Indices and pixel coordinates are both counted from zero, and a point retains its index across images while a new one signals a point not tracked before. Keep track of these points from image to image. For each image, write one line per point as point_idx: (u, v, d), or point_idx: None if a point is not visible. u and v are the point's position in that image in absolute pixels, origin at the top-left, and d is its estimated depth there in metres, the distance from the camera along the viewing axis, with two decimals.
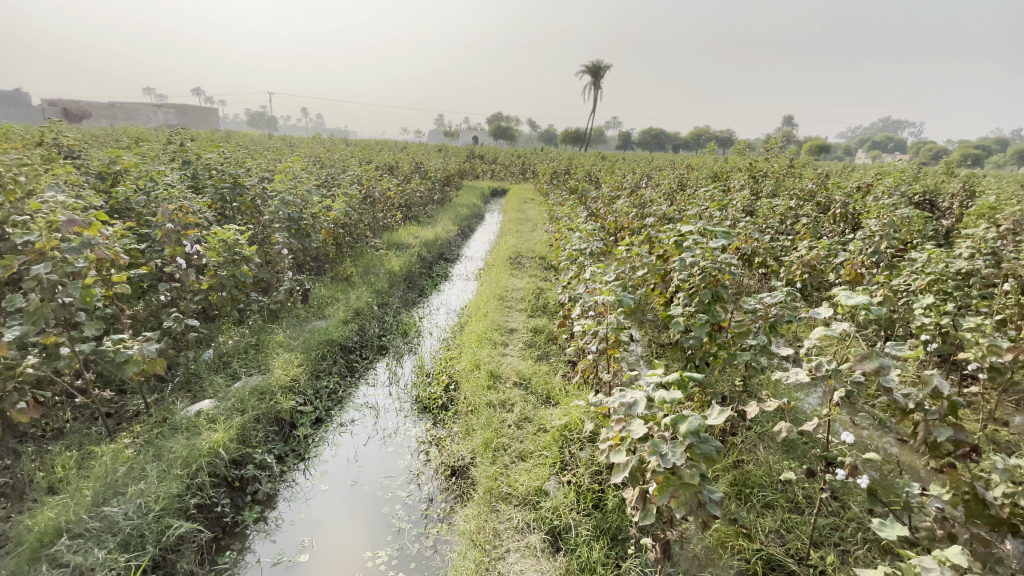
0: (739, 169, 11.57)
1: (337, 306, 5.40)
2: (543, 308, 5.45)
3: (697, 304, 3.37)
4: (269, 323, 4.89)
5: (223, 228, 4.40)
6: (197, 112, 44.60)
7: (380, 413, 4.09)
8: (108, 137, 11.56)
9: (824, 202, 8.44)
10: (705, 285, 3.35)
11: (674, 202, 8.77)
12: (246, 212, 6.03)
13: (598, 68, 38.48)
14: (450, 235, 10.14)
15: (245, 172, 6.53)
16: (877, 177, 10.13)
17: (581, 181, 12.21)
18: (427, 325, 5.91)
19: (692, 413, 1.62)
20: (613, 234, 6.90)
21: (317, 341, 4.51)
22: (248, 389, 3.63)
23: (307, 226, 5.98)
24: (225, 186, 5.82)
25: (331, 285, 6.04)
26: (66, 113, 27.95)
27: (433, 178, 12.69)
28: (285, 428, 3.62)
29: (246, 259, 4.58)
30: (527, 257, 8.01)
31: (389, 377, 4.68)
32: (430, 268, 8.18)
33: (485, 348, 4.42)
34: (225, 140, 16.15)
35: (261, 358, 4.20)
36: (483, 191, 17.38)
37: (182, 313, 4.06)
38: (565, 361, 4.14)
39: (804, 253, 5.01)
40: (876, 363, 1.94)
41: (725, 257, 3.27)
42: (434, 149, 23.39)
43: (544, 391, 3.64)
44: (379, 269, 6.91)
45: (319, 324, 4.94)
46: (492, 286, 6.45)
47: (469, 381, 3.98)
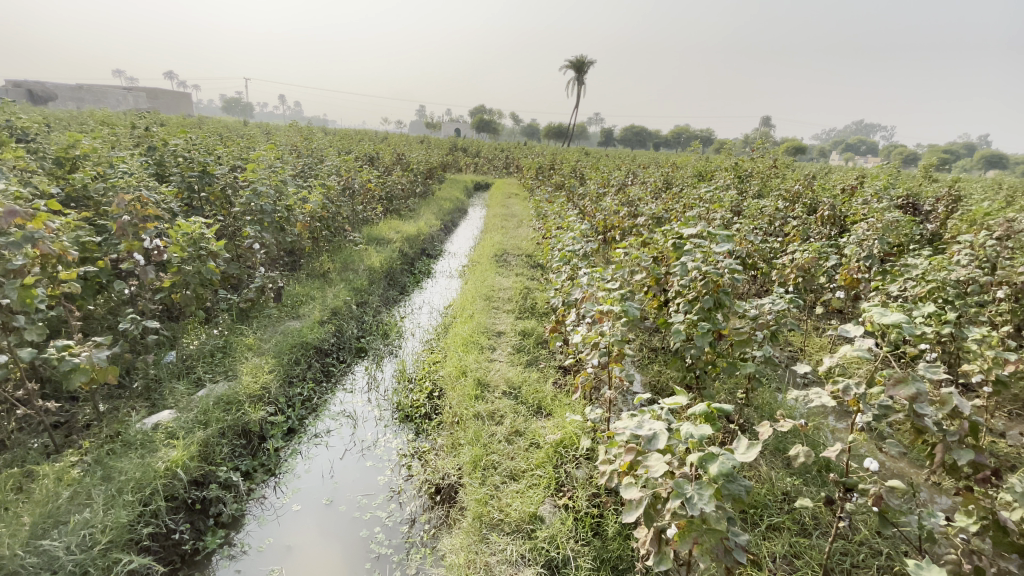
0: (725, 168, 11.52)
1: (313, 305, 5.09)
2: (531, 310, 5.24)
3: (698, 311, 3.18)
4: (239, 323, 4.56)
5: (188, 221, 4.06)
6: (169, 96, 42.99)
7: (358, 423, 3.83)
8: (70, 121, 10.93)
9: (811, 204, 8.40)
10: (708, 291, 3.16)
11: (662, 201, 8.64)
12: (215, 203, 5.65)
13: (582, 63, 38.31)
14: (433, 230, 9.85)
15: (215, 160, 6.13)
16: (861, 179, 10.17)
17: (566, 177, 12.03)
18: (409, 326, 5.63)
19: (723, 451, 1.41)
20: (602, 232, 6.72)
21: (291, 345, 4.21)
22: (213, 398, 3.32)
23: (281, 219, 5.63)
24: (193, 175, 5.44)
25: (306, 282, 5.71)
26: (28, 95, 26.61)
27: (415, 170, 12.34)
28: (253, 441, 3.33)
29: (213, 255, 4.24)
30: (513, 255, 7.78)
31: (368, 382, 4.41)
32: (412, 264, 7.89)
33: (471, 353, 4.18)
34: (198, 127, 15.49)
35: (228, 362, 3.88)
36: (466, 184, 17.08)
37: (141, 313, 3.72)
38: (556, 368, 3.93)
39: (798, 257, 4.89)
40: (913, 388, 1.77)
41: (729, 263, 3.08)
42: (416, 141, 22.95)
43: (535, 400, 3.42)
44: (358, 265, 6.60)
45: (293, 324, 4.63)
46: (477, 285, 6.20)
47: (454, 390, 3.73)
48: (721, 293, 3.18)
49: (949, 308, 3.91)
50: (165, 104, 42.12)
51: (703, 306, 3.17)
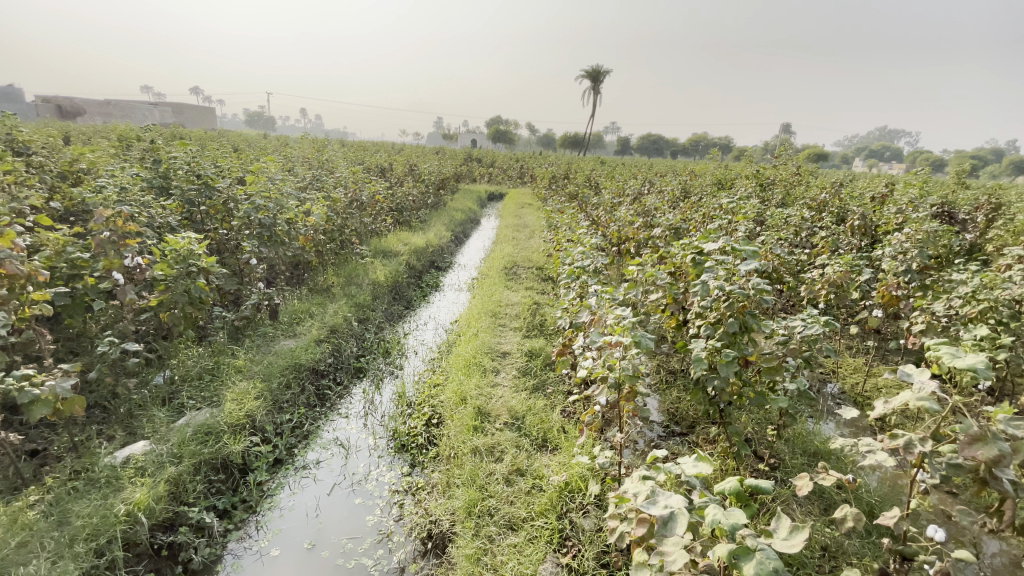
0: (746, 176, 11.09)
1: (311, 322, 4.85)
2: (539, 328, 4.93)
3: (722, 336, 2.85)
4: (232, 342, 4.36)
5: (175, 237, 3.88)
6: (193, 110, 43.94)
7: (350, 453, 3.56)
8: (88, 136, 11.03)
9: (838, 213, 7.96)
10: (732, 314, 2.83)
11: (680, 210, 8.27)
12: (215, 217, 5.49)
13: (597, 72, 38.14)
14: (443, 241, 9.61)
15: (218, 172, 6.00)
16: (891, 187, 9.66)
17: (581, 187, 11.73)
18: (412, 343, 5.36)
19: (761, 545, 1.11)
20: (617, 244, 6.39)
21: (283, 366, 3.98)
22: (191, 429, 3.10)
23: (282, 233, 5.45)
24: (192, 188, 5.30)
25: (307, 298, 5.50)
26: (59, 111, 27.42)
27: (427, 181, 12.17)
28: (233, 475, 3.09)
29: (203, 272, 4.05)
30: (523, 268, 7.47)
31: (365, 406, 4.14)
32: (420, 277, 7.65)
33: (473, 376, 3.89)
34: (216, 141, 15.69)
35: (214, 387, 3.66)
36: (480, 195, 16.90)
37: (123, 335, 3.53)
38: (564, 394, 3.62)
39: (830, 271, 4.50)
40: (995, 449, 1.44)
41: (756, 282, 2.74)
42: (431, 151, 22.91)
43: (540, 433, 3.11)
44: (363, 279, 6.37)
45: (288, 344, 4.40)
46: (485, 301, 5.92)
47: (453, 418, 3.44)
48: (747, 316, 2.85)
49: (1004, 331, 3.49)
50: (188, 118, 43.04)
51: (727, 330, 2.84)
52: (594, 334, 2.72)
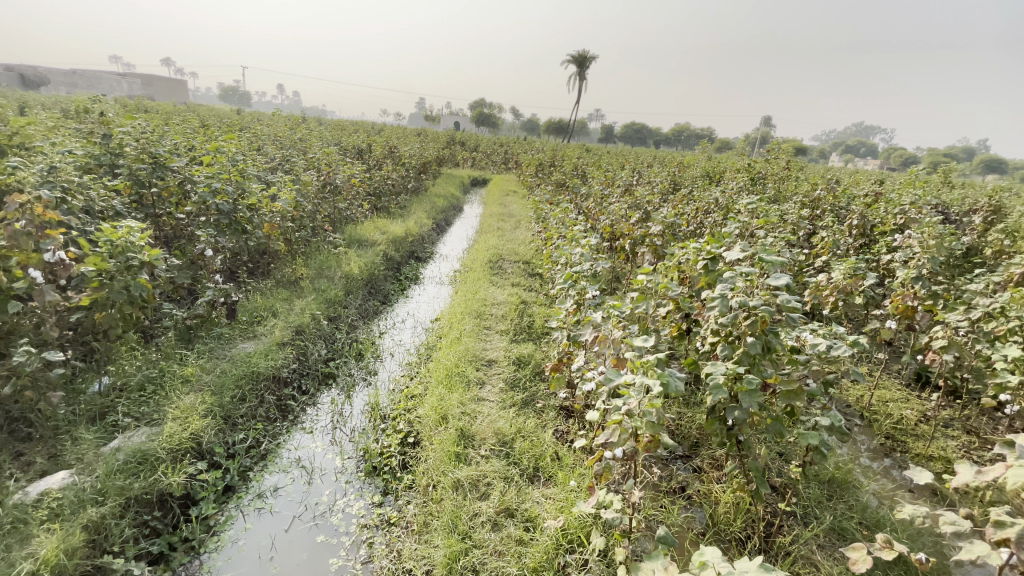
0: (737, 169, 10.83)
1: (273, 322, 4.36)
2: (527, 331, 4.54)
3: (741, 358, 2.50)
4: (182, 345, 3.86)
5: (110, 226, 3.34)
6: (163, 82, 41.81)
7: (314, 477, 3.13)
8: (39, 106, 10.13)
9: (833, 212, 7.73)
10: (754, 333, 2.46)
11: (674, 203, 7.90)
12: (168, 200, 4.94)
13: (584, 58, 37.51)
14: (424, 229, 9.12)
15: (172, 151, 5.41)
16: (883, 184, 9.48)
17: (568, 176, 11.31)
18: (388, 344, 4.92)
19: None
20: (609, 240, 6.00)
21: (239, 376, 3.52)
22: (122, 457, 2.64)
23: (244, 220, 4.93)
24: (140, 168, 4.72)
25: (272, 293, 5.00)
26: (18, 78, 25.71)
27: (408, 164, 11.56)
28: (172, 511, 2.64)
29: (147, 267, 3.55)
30: (509, 262, 7.05)
31: (333, 419, 3.70)
32: (398, 269, 7.16)
33: (454, 390, 3.48)
34: (182, 114, 14.74)
35: (157, 400, 3.19)
36: (462, 181, 16.31)
37: (45, 341, 3.01)
38: (556, 412, 3.24)
39: (838, 277, 4.21)
40: None
41: (786, 299, 2.37)
42: (413, 134, 22.13)
43: (531, 462, 2.75)
44: (334, 271, 5.87)
45: (246, 348, 3.92)
46: (468, 298, 5.49)
47: (432, 440, 3.04)
48: (771, 335, 2.49)
49: None
50: (159, 90, 41.00)
51: (747, 351, 2.48)
52: (613, 371, 1.96)
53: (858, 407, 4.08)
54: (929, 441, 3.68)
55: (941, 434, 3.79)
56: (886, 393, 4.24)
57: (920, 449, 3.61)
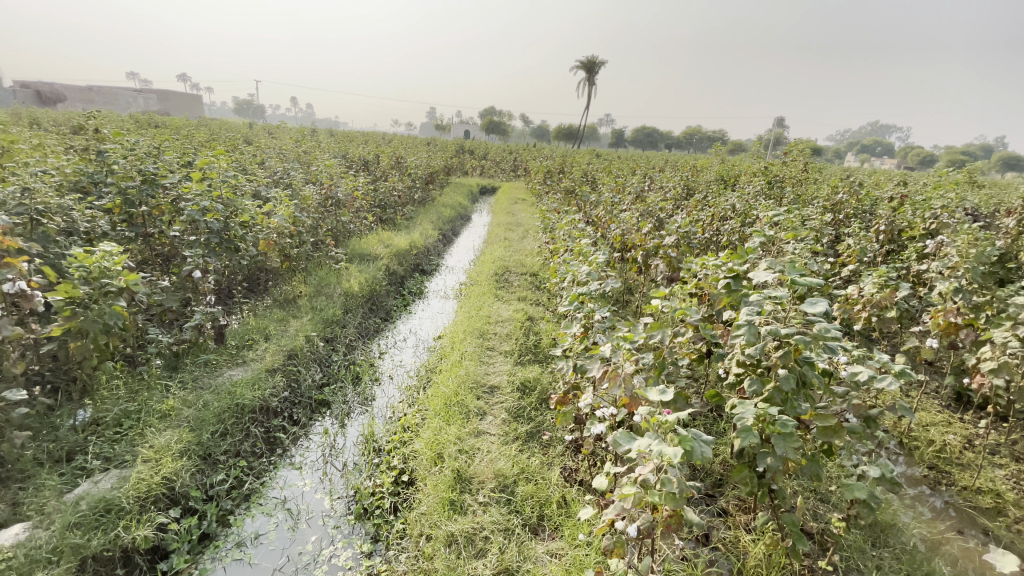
0: (752, 172, 10.45)
1: (264, 346, 4.13)
2: (533, 352, 4.25)
3: (772, 393, 2.18)
4: (167, 375, 3.65)
5: (84, 251, 3.15)
6: (179, 97, 42.51)
7: (299, 522, 2.85)
8: (52, 126, 10.23)
9: (857, 216, 7.33)
10: (787, 365, 2.15)
11: (688, 209, 7.57)
12: (159, 219, 4.78)
13: (593, 63, 37.34)
14: (430, 241, 8.90)
15: (166, 167, 5.26)
16: (909, 185, 9.03)
17: (578, 183, 11.03)
18: (387, 366, 4.66)
19: None
20: (620, 251, 5.69)
21: (221, 409, 3.28)
22: (83, 508, 2.40)
23: (236, 238, 4.73)
24: (129, 186, 4.56)
25: (267, 314, 4.78)
26: (39, 98, 26.30)
27: (414, 174, 11.39)
28: (138, 568, 2.39)
29: (125, 293, 3.34)
30: (516, 275, 6.77)
31: (325, 452, 3.44)
32: (401, 283, 6.93)
33: (452, 422, 3.20)
34: (192, 129, 14.79)
35: (131, 439, 2.96)
36: (471, 190, 16.11)
37: (10, 376, 2.81)
38: (563, 447, 2.95)
39: (870, 291, 3.86)
40: None
41: (823, 327, 2.06)
42: (422, 144, 22.06)
43: (534, 510, 2.47)
44: (334, 288, 5.65)
45: (233, 376, 3.69)
46: (472, 315, 5.22)
47: (426, 481, 2.77)
48: (806, 367, 2.17)
49: None
50: (175, 106, 41.76)
51: (778, 386, 2.17)
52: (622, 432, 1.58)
53: (897, 433, 3.71)
54: (981, 473, 3.30)
55: (993, 464, 3.40)
56: (927, 417, 3.86)
57: (968, 480, 3.22)
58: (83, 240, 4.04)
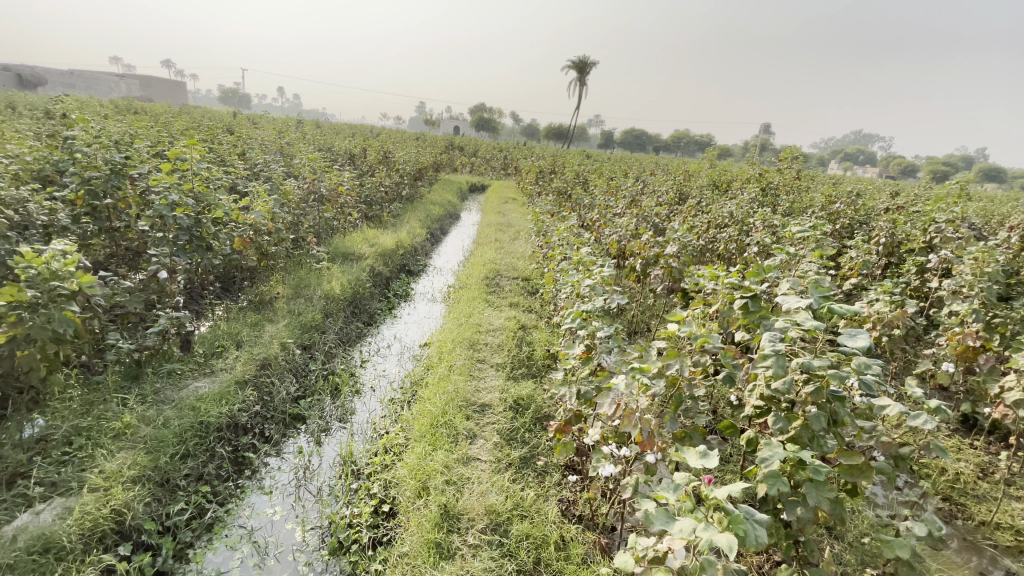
0: (746, 179, 10.33)
1: (236, 354, 3.81)
2: (525, 366, 3.99)
3: (799, 431, 1.97)
4: (125, 386, 3.31)
5: (32, 249, 2.81)
6: (161, 83, 41.31)
7: (267, 557, 2.54)
8: (21, 107, 9.69)
9: (854, 227, 7.22)
10: (818, 401, 1.93)
11: (684, 214, 7.38)
12: (125, 212, 4.41)
13: (585, 64, 37.22)
14: (417, 240, 8.59)
15: (134, 157, 4.88)
16: (903, 196, 8.97)
17: (570, 184, 10.80)
18: (370, 376, 4.38)
19: None
20: (616, 258, 5.46)
21: (184, 427, 2.98)
22: (13, 548, 2.08)
23: (208, 235, 4.40)
24: (92, 176, 4.19)
25: (240, 317, 4.45)
26: (13, 79, 25.30)
27: (402, 170, 11.05)
28: None
29: (80, 296, 3.01)
30: (507, 279, 6.51)
31: (299, 474, 3.15)
32: (387, 285, 6.62)
33: (439, 446, 2.93)
34: (170, 116, 14.22)
35: (77, 462, 2.64)
36: (460, 187, 15.80)
37: None
38: (560, 479, 2.70)
39: (882, 310, 3.69)
40: None
41: (863, 363, 1.85)
42: (411, 139, 21.65)
43: (530, 553, 2.21)
44: (314, 290, 5.32)
45: (199, 389, 3.38)
46: (461, 322, 4.95)
47: (409, 515, 2.50)
48: (837, 403, 1.96)
49: None
50: (158, 93, 40.58)
51: (806, 424, 1.96)
52: (661, 512, 1.32)
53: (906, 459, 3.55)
54: (996, 506, 3.14)
55: (1007, 495, 3.24)
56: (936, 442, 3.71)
57: (986, 515, 3.06)
58: (39, 234, 3.68)
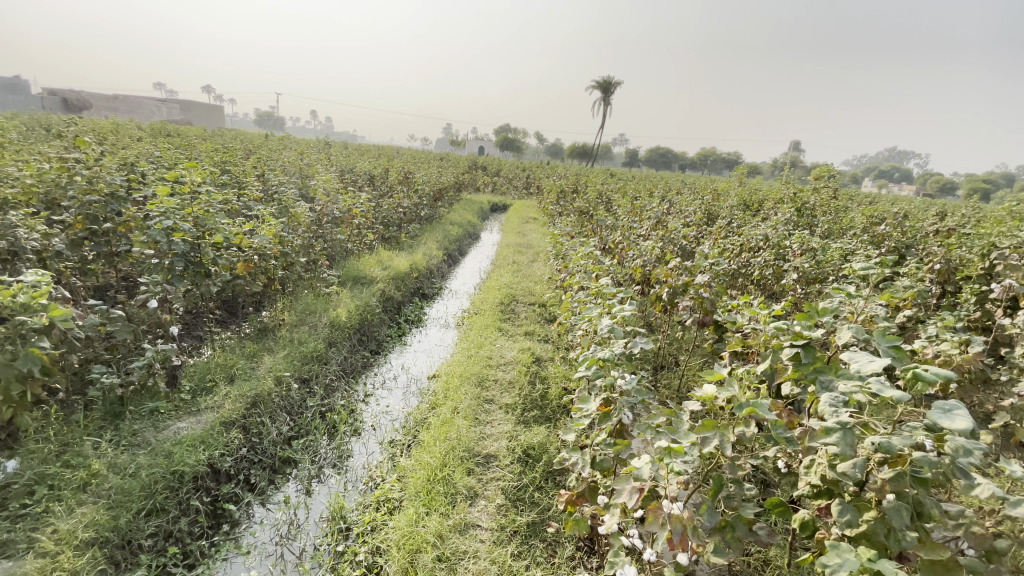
0: (780, 199, 9.80)
1: (226, 390, 3.55)
2: (538, 407, 3.62)
3: (873, 526, 1.56)
4: (103, 427, 3.06)
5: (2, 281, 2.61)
6: (200, 108, 43.10)
7: None
8: (55, 131, 9.97)
9: (903, 251, 6.62)
10: (896, 489, 1.52)
11: (714, 236, 6.93)
12: (126, 236, 4.27)
13: (609, 84, 37.23)
14: (433, 262, 8.33)
15: (139, 180, 4.75)
16: (955, 217, 8.28)
17: (593, 205, 10.46)
18: (371, 413, 4.05)
19: None
20: (640, 285, 5.06)
21: (155, 478, 2.70)
22: None
23: (207, 261, 4.19)
24: (91, 200, 4.06)
25: (238, 347, 4.21)
26: (63, 104, 26.59)
27: (421, 191, 10.92)
28: None
29: (53, 330, 2.79)
30: (524, 305, 6.15)
31: (282, 531, 2.81)
32: (398, 310, 6.35)
33: (435, 508, 2.57)
34: (200, 139, 14.55)
35: (32, 518, 2.36)
36: (481, 208, 15.66)
37: None
38: (574, 556, 2.29)
39: (951, 351, 3.18)
40: None
41: (959, 445, 1.43)
42: (435, 159, 21.74)
43: None
44: (319, 317, 5.07)
45: (180, 431, 3.10)
46: (471, 354, 4.61)
47: None
48: (922, 491, 1.55)
49: None
50: (197, 116, 42.19)
51: (881, 517, 1.55)
52: None
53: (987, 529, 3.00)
54: None
55: None
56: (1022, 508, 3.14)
57: None
58: (30, 261, 3.53)
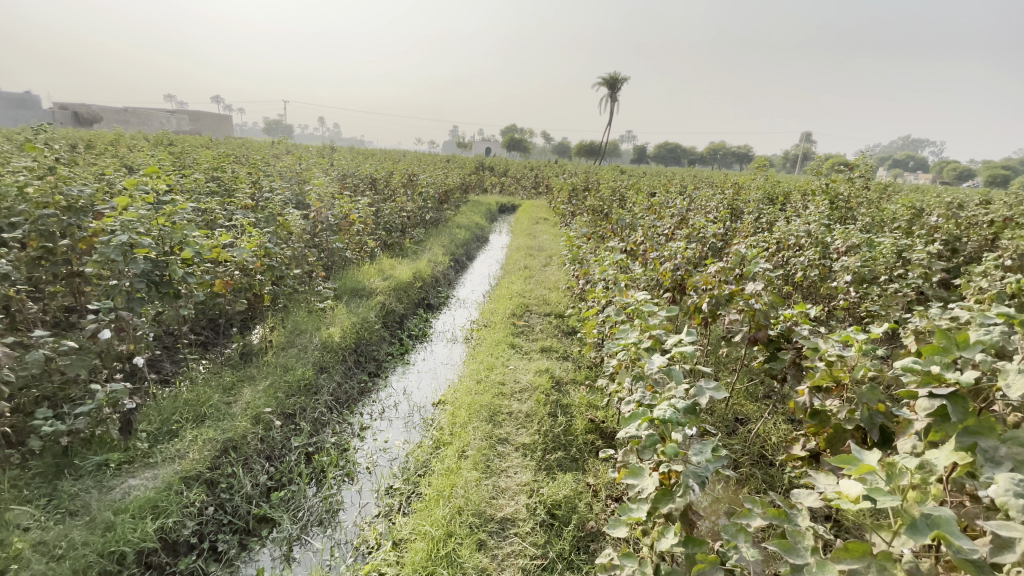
0: (809, 190, 9.07)
1: (193, 436, 3.01)
2: (561, 447, 3.02)
3: None
4: (37, 488, 2.50)
5: None
6: (207, 119, 43.12)
7: None
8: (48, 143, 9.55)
9: (958, 244, 5.91)
10: None
11: (747, 233, 6.26)
12: (87, 255, 3.75)
13: (616, 80, 36.51)
14: (439, 269, 7.77)
15: (103, 189, 4.21)
16: (1009, 203, 7.51)
17: (609, 203, 9.82)
18: (367, 451, 3.49)
19: None
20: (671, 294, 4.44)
21: (87, 563, 2.16)
22: None
23: (175, 280, 3.64)
24: (43, 214, 3.54)
25: (214, 378, 3.68)
26: (71, 119, 26.48)
27: (426, 194, 10.36)
28: None
29: None
30: (538, 317, 5.55)
31: None
32: (400, 324, 5.80)
33: None
34: (203, 148, 14.14)
35: None
36: (490, 210, 15.10)
37: None
38: None
39: None
40: None
41: None
42: (441, 162, 21.18)
43: None
44: (310, 337, 4.53)
45: (130, 491, 2.57)
46: (480, 378, 4.03)
47: None
48: None
49: None
50: (204, 125, 42.11)
51: None
52: None
53: None
54: None
55: None
56: None
57: None
58: None
